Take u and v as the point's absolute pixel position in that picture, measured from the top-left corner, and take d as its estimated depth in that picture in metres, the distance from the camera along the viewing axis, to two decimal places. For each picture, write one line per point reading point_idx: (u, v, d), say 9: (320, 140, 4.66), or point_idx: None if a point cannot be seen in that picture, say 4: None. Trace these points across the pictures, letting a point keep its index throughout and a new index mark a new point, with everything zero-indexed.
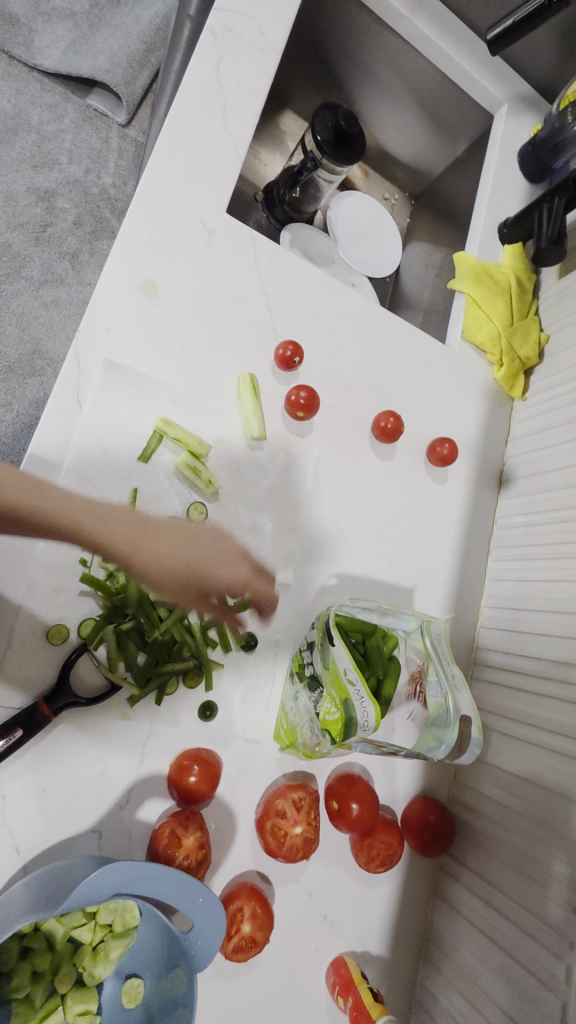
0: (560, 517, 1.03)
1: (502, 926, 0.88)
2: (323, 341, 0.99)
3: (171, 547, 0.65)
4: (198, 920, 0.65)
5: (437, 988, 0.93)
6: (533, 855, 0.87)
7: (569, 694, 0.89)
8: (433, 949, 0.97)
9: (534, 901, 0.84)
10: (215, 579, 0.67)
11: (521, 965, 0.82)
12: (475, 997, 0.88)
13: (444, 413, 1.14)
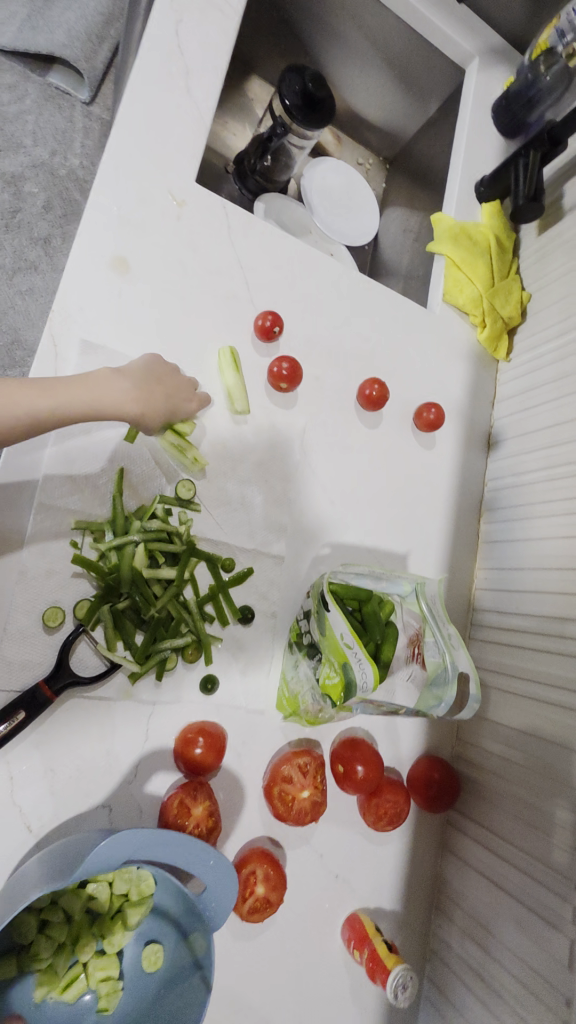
0: (549, 474, 1.03)
1: (509, 874, 0.90)
2: (302, 311, 0.98)
3: (159, 388, 0.77)
4: (210, 881, 0.67)
5: (450, 936, 0.96)
6: (537, 804, 0.89)
7: (565, 648, 0.90)
8: (444, 900, 1.00)
9: (540, 847, 0.86)
10: (187, 410, 0.81)
11: (530, 910, 0.85)
12: (485, 942, 0.90)
13: (428, 378, 1.14)
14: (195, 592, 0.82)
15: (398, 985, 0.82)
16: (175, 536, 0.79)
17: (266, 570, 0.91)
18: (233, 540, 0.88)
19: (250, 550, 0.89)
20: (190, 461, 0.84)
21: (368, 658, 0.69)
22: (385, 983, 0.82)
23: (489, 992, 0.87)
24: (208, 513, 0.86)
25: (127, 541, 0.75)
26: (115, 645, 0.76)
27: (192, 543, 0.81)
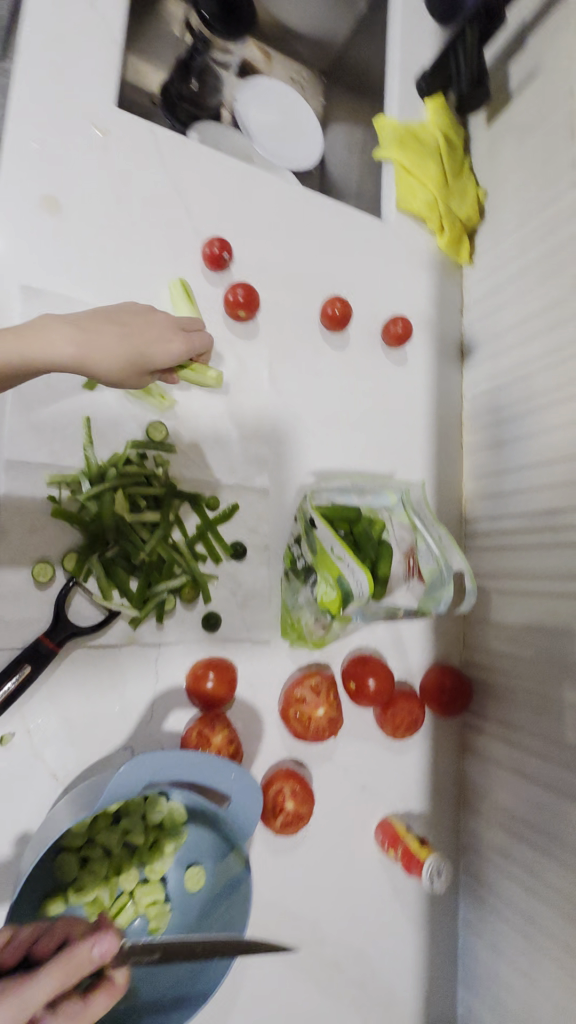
0: (525, 371, 1.01)
1: (527, 761, 0.93)
2: (251, 236, 0.95)
3: (110, 328, 0.67)
4: (235, 795, 0.70)
5: (479, 827, 1.01)
6: (546, 692, 0.91)
7: (558, 538, 0.90)
8: (470, 797, 1.04)
9: (553, 732, 0.89)
10: (164, 356, 0.72)
11: (550, 790, 0.88)
12: (512, 827, 0.94)
13: (392, 292, 1.10)
14: (182, 533, 0.82)
15: (433, 873, 0.86)
16: (153, 477, 0.79)
17: (252, 505, 0.90)
18: (214, 479, 0.88)
19: (233, 486, 0.89)
20: (157, 403, 0.83)
21: (360, 563, 0.70)
22: (420, 873, 0.86)
23: (521, 873, 0.91)
24: (184, 455, 0.85)
25: (105, 487, 0.75)
26: (111, 593, 0.76)
27: (172, 484, 0.80)
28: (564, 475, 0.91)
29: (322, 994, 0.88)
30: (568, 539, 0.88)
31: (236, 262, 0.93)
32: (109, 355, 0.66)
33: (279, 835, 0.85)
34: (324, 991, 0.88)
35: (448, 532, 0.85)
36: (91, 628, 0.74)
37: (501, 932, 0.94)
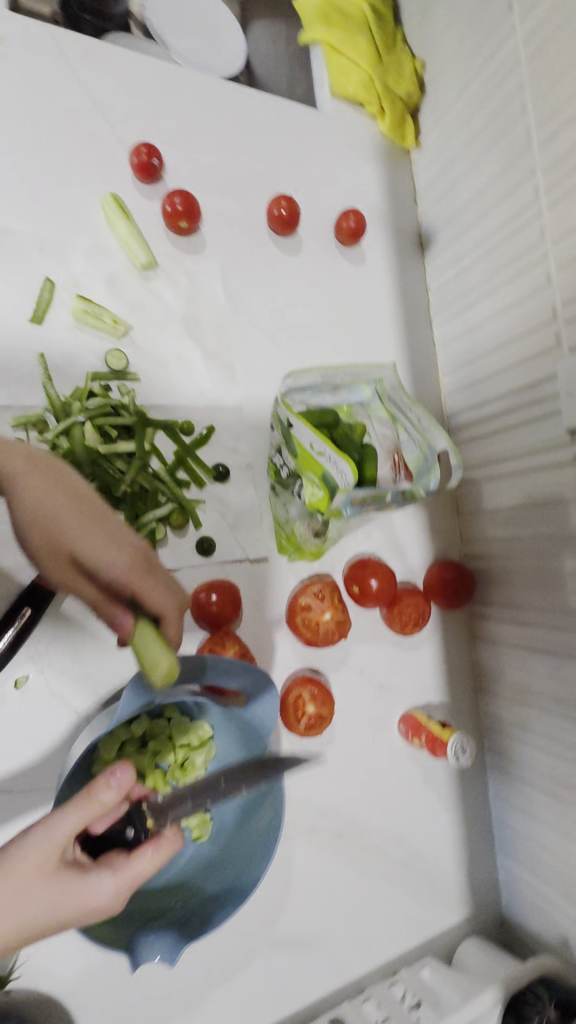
0: (485, 242, 0.94)
1: (535, 635, 0.92)
2: (181, 141, 0.89)
3: (61, 504, 0.66)
4: (251, 688, 0.72)
5: (499, 707, 1.02)
6: (545, 564, 0.88)
7: (538, 408, 0.86)
8: (485, 680, 1.05)
9: (556, 601, 0.87)
10: (90, 555, 0.67)
11: (560, 657, 0.87)
12: (527, 699, 0.95)
13: (340, 184, 1.03)
14: (161, 461, 0.81)
15: (458, 750, 0.88)
16: (120, 408, 0.78)
17: (228, 425, 0.88)
18: (184, 401, 0.85)
19: (204, 407, 0.87)
20: (111, 329, 0.80)
21: (342, 452, 0.68)
22: (446, 753, 0.88)
23: (545, 744, 0.91)
24: (149, 380, 0.83)
25: (71, 422, 0.74)
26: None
27: (141, 412, 0.79)
28: (535, 346, 0.86)
29: (367, 878, 0.92)
30: (548, 405, 0.84)
31: (170, 172, 0.88)
32: (57, 548, 0.67)
33: (303, 737, 0.87)
34: (368, 875, 0.92)
35: (429, 417, 0.77)
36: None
37: (533, 800, 0.95)
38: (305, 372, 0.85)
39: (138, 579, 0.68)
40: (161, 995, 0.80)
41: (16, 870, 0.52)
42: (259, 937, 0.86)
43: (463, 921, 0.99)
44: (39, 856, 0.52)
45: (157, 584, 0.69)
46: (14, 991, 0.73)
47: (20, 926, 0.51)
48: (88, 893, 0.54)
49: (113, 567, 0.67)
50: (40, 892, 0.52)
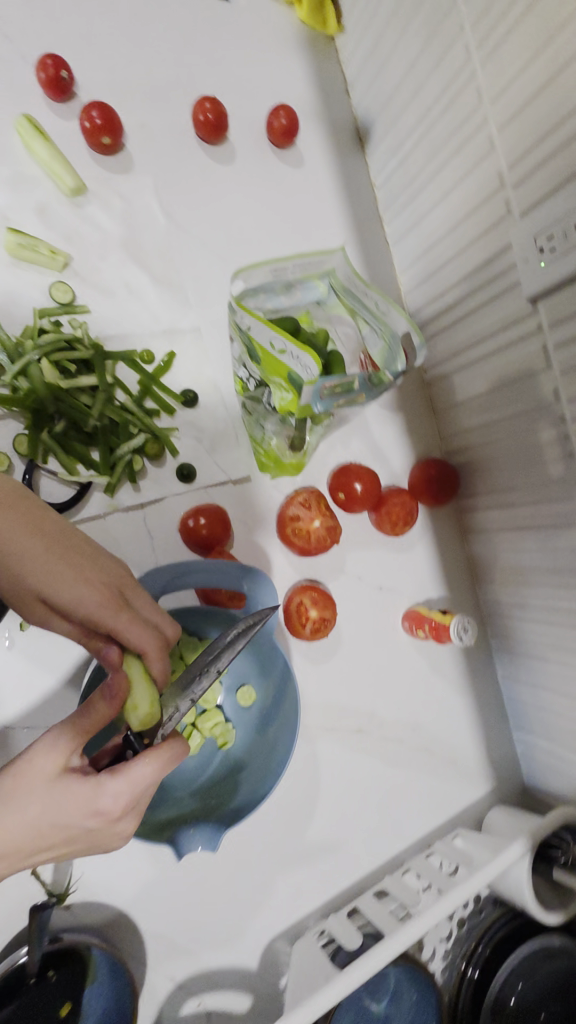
0: (418, 104, 0.82)
1: (524, 517, 0.86)
2: (89, 50, 0.84)
3: (27, 557, 0.56)
4: (249, 589, 0.75)
5: (496, 593, 0.98)
6: (524, 443, 0.81)
7: (496, 278, 0.77)
8: (481, 569, 1.01)
9: (539, 479, 0.80)
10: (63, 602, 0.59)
11: (552, 532, 0.80)
12: (525, 585, 0.90)
13: (265, 71, 0.93)
14: (126, 393, 0.81)
15: (461, 630, 0.90)
16: (74, 341, 0.78)
17: (188, 348, 0.87)
18: (138, 330, 0.84)
19: (162, 334, 0.86)
20: (49, 259, 0.79)
21: (304, 345, 0.68)
22: (450, 634, 0.91)
23: (544, 617, 0.88)
24: (98, 311, 0.83)
25: (27, 360, 0.74)
26: (76, 467, 0.79)
27: (97, 345, 0.79)
28: (487, 217, 0.75)
29: (390, 766, 0.96)
30: (505, 270, 0.75)
31: (83, 87, 0.83)
32: (23, 591, 0.59)
33: (309, 640, 0.90)
34: (391, 764, 0.96)
35: (387, 298, 0.79)
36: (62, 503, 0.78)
37: (538, 670, 0.93)
38: (255, 267, 0.79)
39: (113, 623, 0.60)
40: (210, 891, 0.86)
41: (19, 775, 0.51)
42: (293, 831, 0.90)
43: (490, 793, 1.02)
44: (42, 763, 0.52)
45: (136, 625, 0.61)
46: (73, 904, 0.79)
47: (27, 826, 0.50)
48: (94, 798, 0.52)
49: (87, 612, 0.59)
50: (44, 794, 0.51)
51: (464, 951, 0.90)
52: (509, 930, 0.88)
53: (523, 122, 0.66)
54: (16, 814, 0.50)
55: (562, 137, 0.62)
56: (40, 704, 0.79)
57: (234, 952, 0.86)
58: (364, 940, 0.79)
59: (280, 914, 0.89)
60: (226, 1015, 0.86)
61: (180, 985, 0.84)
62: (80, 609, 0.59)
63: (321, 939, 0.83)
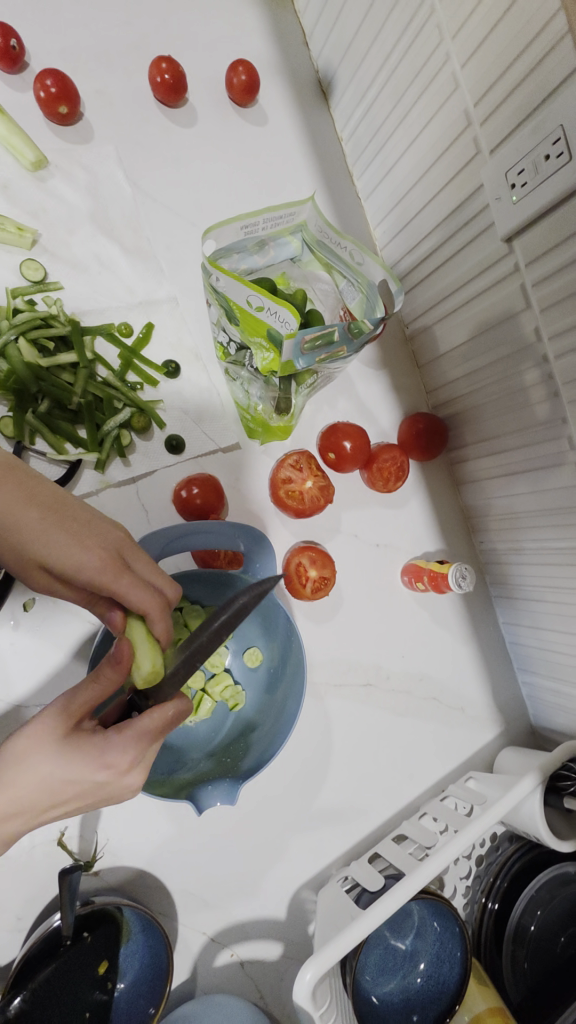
0: (381, 44, 0.79)
1: (515, 460, 0.86)
2: (37, 16, 0.81)
3: (29, 522, 0.56)
4: (247, 548, 0.79)
5: (493, 540, 0.99)
6: (509, 385, 0.81)
7: (470, 219, 0.76)
8: (476, 520, 1.02)
9: (526, 420, 0.80)
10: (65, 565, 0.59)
11: (543, 473, 0.81)
12: (519, 528, 0.91)
13: (220, 25, 0.90)
14: (107, 368, 0.81)
15: (459, 578, 0.91)
16: (50, 319, 0.77)
17: (167, 319, 0.86)
18: (115, 304, 0.84)
19: (139, 306, 0.85)
20: (17, 237, 0.78)
21: (282, 301, 0.67)
22: (449, 583, 0.91)
23: (539, 558, 0.89)
24: (72, 287, 0.82)
25: (4, 341, 0.74)
26: (64, 446, 0.79)
27: (73, 320, 0.78)
28: (457, 159, 0.74)
29: (400, 718, 0.98)
30: (480, 210, 0.73)
31: (35, 57, 0.82)
32: (23, 558, 0.59)
33: (311, 601, 0.91)
34: (401, 715, 0.98)
35: (361, 249, 0.78)
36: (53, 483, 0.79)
37: (539, 611, 0.94)
38: (224, 224, 0.76)
39: (113, 586, 0.60)
40: (234, 849, 0.88)
41: (27, 740, 0.53)
42: (309, 785, 0.93)
43: (499, 735, 1.04)
44: (48, 729, 0.54)
45: (137, 588, 0.61)
46: (102, 868, 0.82)
47: (38, 785, 0.53)
48: (100, 757, 0.55)
49: (87, 576, 0.59)
50: (53, 757, 0.54)
51: (484, 886, 0.92)
52: (526, 861, 0.90)
53: (486, 55, 0.65)
54: (26, 775, 0.53)
55: (527, 65, 0.60)
56: (51, 682, 0.80)
57: (262, 904, 0.90)
58: (386, 880, 0.82)
59: (304, 865, 0.92)
60: (259, 963, 0.89)
61: (213, 938, 0.87)
62: (80, 572, 0.59)
63: (345, 885, 0.86)
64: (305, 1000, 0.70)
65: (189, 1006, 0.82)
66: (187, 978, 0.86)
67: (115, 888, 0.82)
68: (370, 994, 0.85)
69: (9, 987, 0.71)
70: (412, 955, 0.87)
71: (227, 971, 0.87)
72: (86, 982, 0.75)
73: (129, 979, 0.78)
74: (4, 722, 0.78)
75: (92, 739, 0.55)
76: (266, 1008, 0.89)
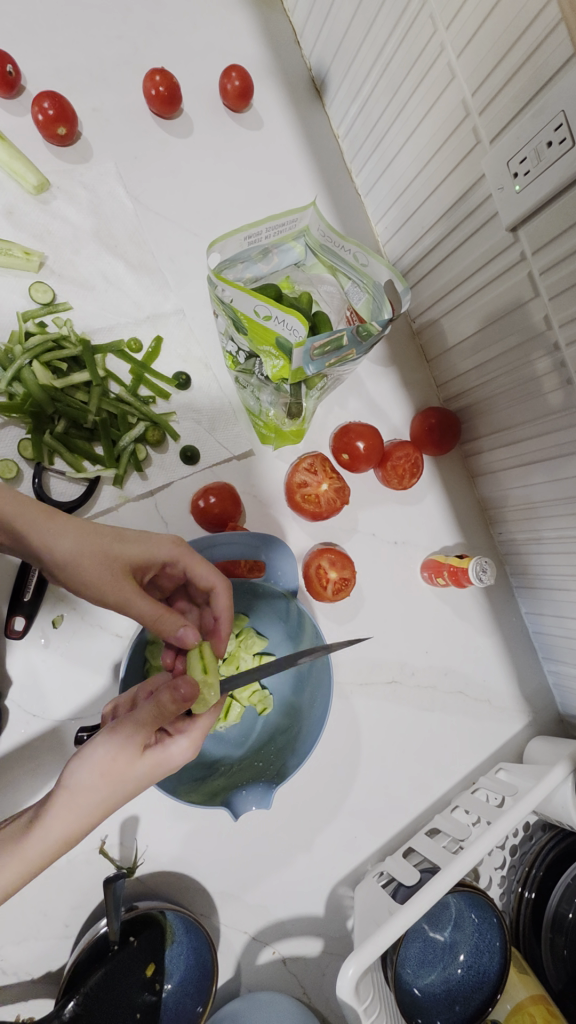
0: (374, 37, 0.79)
1: (530, 449, 0.85)
2: (30, 38, 0.82)
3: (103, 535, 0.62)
4: (268, 558, 0.81)
5: (511, 530, 0.98)
6: (521, 374, 0.80)
7: (475, 213, 0.75)
8: (492, 512, 1.02)
9: (540, 408, 0.79)
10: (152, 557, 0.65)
11: (560, 460, 0.80)
12: (539, 519, 0.90)
13: (211, 30, 0.90)
14: (119, 385, 0.83)
15: (480, 571, 0.90)
16: (61, 341, 0.79)
17: (174, 331, 0.87)
18: (123, 320, 0.85)
19: (146, 321, 0.86)
20: (24, 261, 0.80)
21: (289, 310, 0.67)
22: (470, 576, 0.91)
23: (559, 547, 0.88)
24: (82, 306, 0.84)
25: (18, 364, 0.76)
26: (82, 464, 0.81)
27: (84, 340, 0.80)
28: (458, 150, 0.73)
29: (427, 712, 0.99)
30: (484, 204, 0.73)
31: (31, 80, 0.82)
32: (109, 565, 0.61)
33: (332, 603, 0.92)
34: (428, 709, 0.99)
35: (365, 251, 0.78)
36: (75, 502, 0.80)
37: (562, 601, 0.94)
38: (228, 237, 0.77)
39: (187, 557, 0.66)
40: (270, 850, 0.90)
41: (104, 769, 0.55)
42: (339, 784, 0.94)
43: (528, 725, 1.04)
44: (121, 755, 0.56)
45: (206, 562, 0.68)
46: (143, 873, 0.84)
47: (118, 795, 0.56)
48: (172, 758, 0.59)
49: (164, 553, 0.66)
50: (130, 771, 0.56)
51: (520, 876, 0.93)
52: (560, 849, 0.91)
53: (482, 43, 0.64)
54: (106, 796, 0.55)
55: (524, 50, 0.59)
56: (82, 698, 0.82)
57: (300, 902, 0.91)
58: (421, 875, 0.83)
59: (339, 862, 0.93)
60: (301, 960, 0.91)
61: (255, 937, 0.89)
62: (159, 551, 0.65)
63: (381, 880, 0.88)
64: (349, 995, 0.71)
65: (235, 1004, 0.84)
66: (231, 976, 0.88)
67: (157, 892, 0.84)
68: (412, 987, 0.86)
69: (63, 992, 0.73)
70: (452, 947, 0.88)
71: (270, 968, 0.89)
72: (135, 984, 0.77)
73: (175, 979, 0.80)
74: (40, 737, 0.80)
75: (162, 748, 0.58)
76: (310, 1004, 0.91)
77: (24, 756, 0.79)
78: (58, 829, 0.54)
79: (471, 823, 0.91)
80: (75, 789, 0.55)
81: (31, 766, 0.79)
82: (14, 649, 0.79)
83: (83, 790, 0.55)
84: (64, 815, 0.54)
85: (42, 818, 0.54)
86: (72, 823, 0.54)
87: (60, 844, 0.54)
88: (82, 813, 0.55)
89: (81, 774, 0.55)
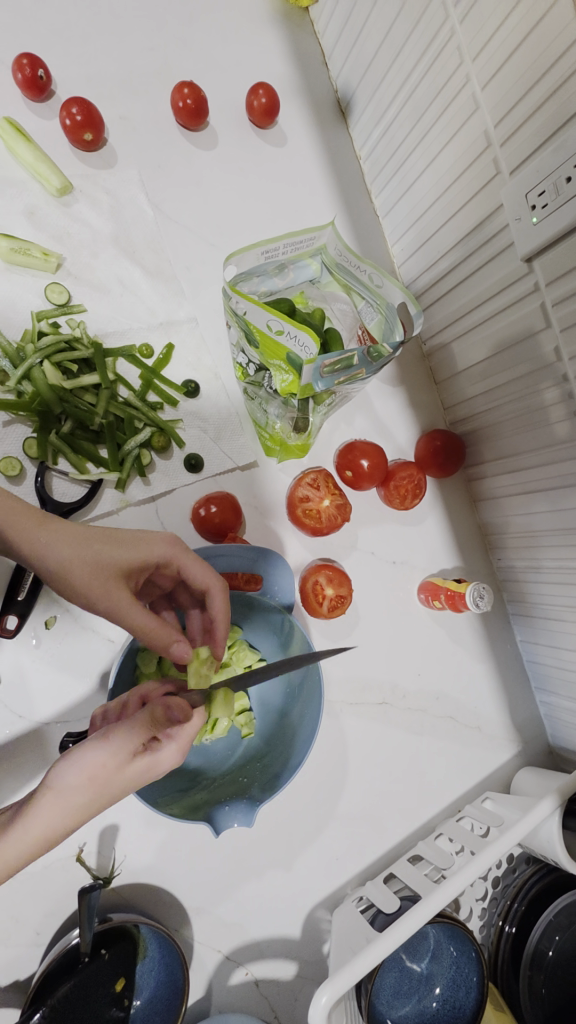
0: (400, 65, 0.80)
1: (532, 477, 0.86)
2: (62, 44, 0.84)
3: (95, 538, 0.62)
4: (266, 572, 0.82)
5: (510, 558, 0.98)
6: (530, 402, 0.80)
7: (490, 243, 0.76)
8: (492, 538, 1.02)
9: (545, 436, 0.80)
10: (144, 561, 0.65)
11: (563, 489, 0.80)
12: (538, 548, 0.90)
13: (241, 46, 0.91)
14: (129, 388, 0.83)
15: (476, 596, 0.90)
16: (74, 342, 0.79)
17: (187, 339, 0.88)
18: (137, 325, 0.86)
19: (159, 328, 0.86)
20: (42, 261, 0.80)
21: (301, 325, 0.68)
22: (466, 602, 0.90)
23: (557, 577, 0.88)
24: (96, 308, 0.84)
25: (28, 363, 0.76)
26: (86, 466, 0.82)
27: (96, 343, 0.80)
28: (478, 178, 0.74)
29: (416, 735, 0.98)
30: (500, 234, 0.74)
31: (61, 85, 0.84)
32: (101, 571, 0.61)
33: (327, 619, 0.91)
34: (416, 733, 0.98)
35: (380, 272, 0.80)
36: (75, 503, 0.80)
37: (558, 631, 0.93)
38: (245, 250, 0.78)
39: (182, 560, 0.67)
40: (249, 866, 0.89)
41: (91, 770, 0.53)
42: (323, 804, 0.93)
43: (516, 755, 1.03)
44: (112, 760, 0.54)
45: (200, 562, 0.68)
46: (119, 884, 0.83)
47: (104, 799, 0.54)
48: (161, 764, 0.57)
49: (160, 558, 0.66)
50: (118, 775, 0.54)
51: (501, 909, 0.92)
52: (544, 884, 0.90)
53: (508, 77, 0.65)
54: (90, 800, 0.53)
55: (549, 85, 0.60)
56: (68, 701, 0.81)
57: (276, 921, 0.90)
58: (402, 902, 0.81)
59: (319, 882, 0.92)
60: (274, 983, 0.89)
61: (228, 956, 0.87)
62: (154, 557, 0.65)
63: (360, 905, 0.86)
64: None
65: None
66: (202, 995, 0.86)
67: (132, 904, 0.83)
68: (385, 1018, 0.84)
69: (29, 1004, 0.71)
70: (428, 979, 0.86)
71: (242, 990, 0.88)
72: (103, 998, 0.76)
73: (145, 996, 0.79)
74: (25, 738, 0.79)
75: (154, 753, 0.57)
76: None
77: (7, 756, 0.78)
78: (38, 830, 0.52)
79: (454, 852, 0.90)
80: (60, 790, 0.53)
81: (14, 767, 0.78)
82: (4, 649, 0.78)
83: (68, 790, 0.53)
84: (46, 817, 0.52)
85: (23, 818, 0.52)
86: (51, 826, 0.52)
87: (39, 845, 0.52)
88: (64, 814, 0.53)
89: (67, 775, 0.53)
